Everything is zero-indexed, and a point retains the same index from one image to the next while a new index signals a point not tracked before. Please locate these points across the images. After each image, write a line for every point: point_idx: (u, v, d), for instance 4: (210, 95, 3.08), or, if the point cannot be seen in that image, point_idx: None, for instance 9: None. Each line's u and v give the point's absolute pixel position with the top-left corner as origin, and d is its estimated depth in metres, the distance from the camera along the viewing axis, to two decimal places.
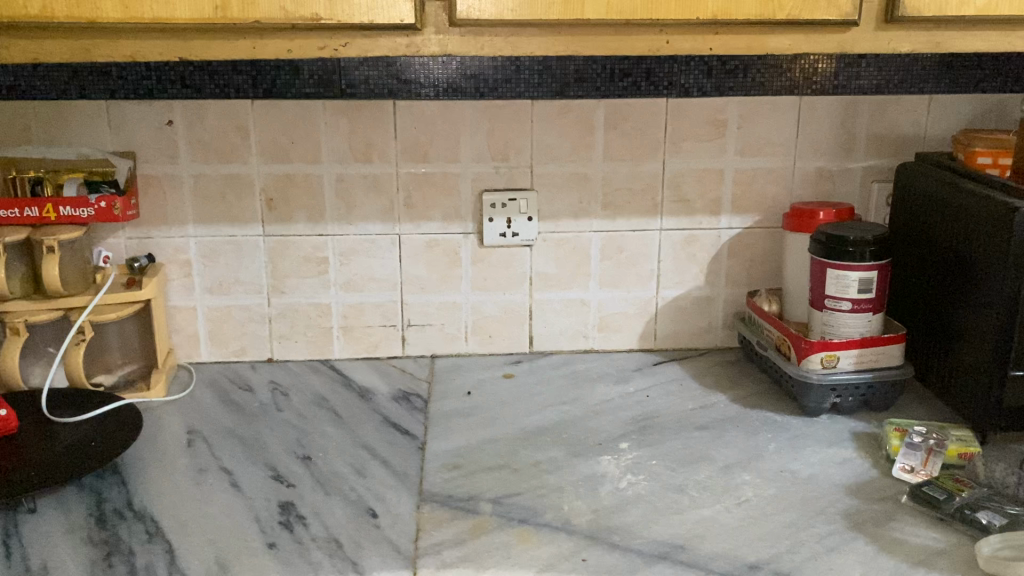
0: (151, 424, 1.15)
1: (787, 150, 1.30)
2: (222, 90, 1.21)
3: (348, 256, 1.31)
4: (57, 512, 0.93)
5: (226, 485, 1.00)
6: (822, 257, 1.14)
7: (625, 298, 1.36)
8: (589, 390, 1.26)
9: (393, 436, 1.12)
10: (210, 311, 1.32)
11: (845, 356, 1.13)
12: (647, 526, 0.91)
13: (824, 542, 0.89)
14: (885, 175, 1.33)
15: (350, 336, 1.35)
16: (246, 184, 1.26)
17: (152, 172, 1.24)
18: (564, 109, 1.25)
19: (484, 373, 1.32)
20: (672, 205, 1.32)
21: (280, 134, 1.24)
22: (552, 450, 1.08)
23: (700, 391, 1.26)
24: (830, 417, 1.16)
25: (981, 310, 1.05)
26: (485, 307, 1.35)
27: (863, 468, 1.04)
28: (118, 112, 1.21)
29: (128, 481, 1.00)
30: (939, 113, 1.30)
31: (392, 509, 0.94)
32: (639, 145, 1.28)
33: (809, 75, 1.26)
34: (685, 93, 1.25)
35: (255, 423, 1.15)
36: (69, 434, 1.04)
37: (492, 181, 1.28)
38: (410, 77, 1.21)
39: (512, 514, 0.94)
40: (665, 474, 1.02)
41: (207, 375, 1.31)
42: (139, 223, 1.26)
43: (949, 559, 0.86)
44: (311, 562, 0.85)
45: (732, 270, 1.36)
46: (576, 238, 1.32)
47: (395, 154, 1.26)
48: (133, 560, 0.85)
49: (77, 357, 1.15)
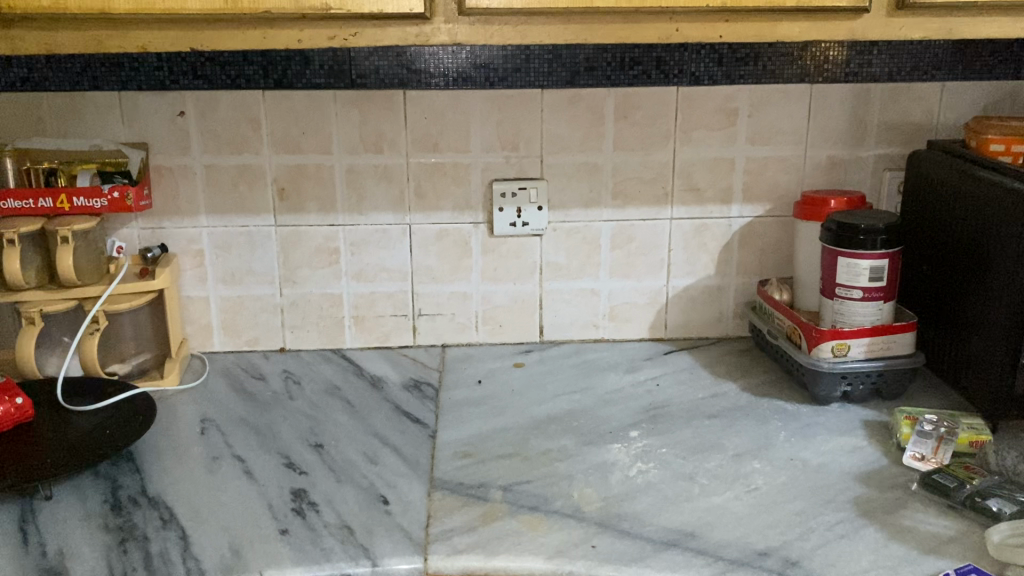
0: (165, 413, 1.16)
1: (798, 138, 1.30)
2: (233, 81, 1.22)
3: (359, 246, 1.31)
4: (73, 499, 0.95)
5: (239, 472, 1.01)
6: (833, 245, 1.13)
7: (636, 288, 1.36)
8: (600, 379, 1.26)
9: (403, 424, 1.13)
10: (223, 301, 1.33)
11: (855, 344, 1.13)
12: (657, 514, 0.91)
13: (833, 529, 0.89)
14: (896, 164, 1.32)
15: (361, 327, 1.36)
16: (258, 175, 1.26)
17: (165, 163, 1.25)
18: (575, 98, 1.25)
19: (495, 363, 1.32)
20: (683, 193, 1.31)
21: (292, 125, 1.24)
22: (563, 439, 1.08)
23: (710, 380, 1.26)
24: (841, 405, 1.16)
25: (993, 296, 1.05)
26: (496, 297, 1.36)
27: (874, 456, 1.04)
28: (130, 103, 1.22)
29: (143, 468, 1.01)
30: (951, 101, 1.29)
31: (403, 497, 0.95)
32: (649, 134, 1.28)
33: (820, 62, 1.25)
34: (695, 82, 1.26)
35: (268, 412, 1.16)
36: (84, 423, 1.05)
37: (502, 171, 1.29)
38: (421, 67, 1.22)
39: (523, 501, 0.94)
40: (675, 462, 1.02)
41: (219, 365, 1.32)
42: (152, 213, 1.27)
43: (960, 546, 0.86)
44: (323, 549, 0.86)
45: (743, 259, 1.36)
46: (587, 228, 1.32)
47: (406, 145, 1.26)
48: (148, 545, 0.87)
49: (93, 345, 1.16)
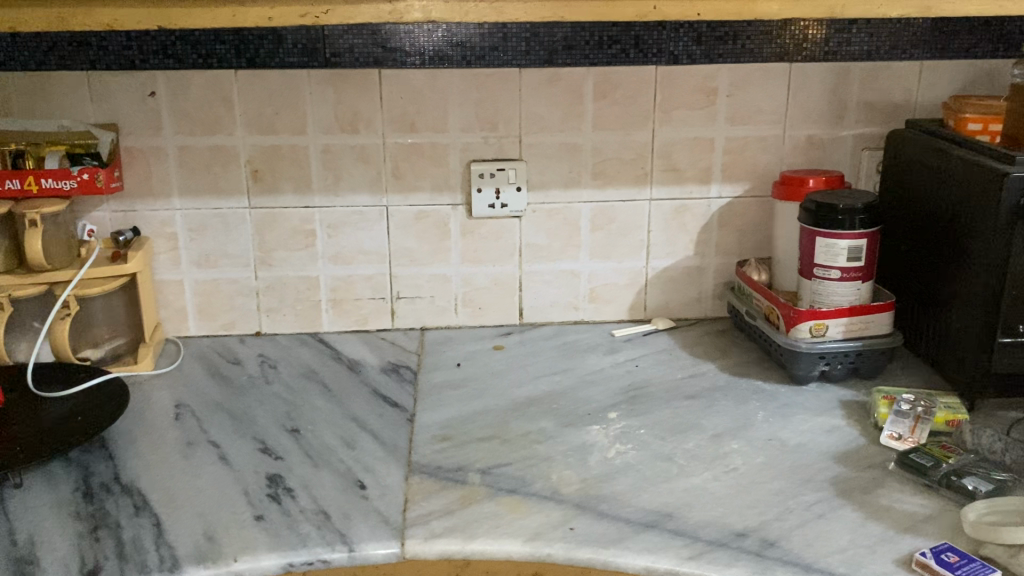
0: (139, 398, 1.15)
1: (778, 117, 1.29)
2: (205, 60, 1.19)
3: (336, 229, 1.30)
4: (44, 487, 0.93)
5: (214, 458, 1.00)
6: (811, 225, 1.13)
7: (616, 268, 1.36)
8: (581, 361, 1.25)
9: (382, 408, 1.12)
10: (198, 284, 1.31)
11: (833, 324, 1.13)
12: (636, 495, 0.91)
13: (812, 509, 0.89)
14: (876, 143, 1.32)
15: (339, 310, 1.34)
16: (231, 156, 1.24)
17: (135, 145, 1.23)
18: (554, 77, 1.24)
19: (475, 345, 1.31)
20: (663, 173, 1.31)
21: (265, 104, 1.22)
22: (542, 422, 1.08)
23: (689, 360, 1.25)
24: (819, 385, 1.16)
25: (971, 273, 1.04)
26: (476, 279, 1.34)
27: (852, 436, 1.04)
28: (99, 83, 1.19)
29: (116, 455, 1.00)
30: (931, 79, 1.28)
31: (381, 481, 0.94)
32: (630, 113, 1.27)
33: (799, 41, 1.25)
34: (674, 61, 1.25)
35: (245, 396, 1.15)
36: (57, 408, 1.04)
37: (481, 151, 1.27)
38: (396, 45, 1.21)
39: (501, 484, 0.94)
40: (654, 443, 1.02)
41: (195, 349, 1.30)
42: (123, 196, 1.25)
43: (936, 524, 0.86)
44: (299, 534, 0.85)
45: (723, 239, 1.35)
46: (567, 209, 1.31)
47: (383, 124, 1.24)
48: (121, 533, 0.85)
49: (64, 331, 1.14)
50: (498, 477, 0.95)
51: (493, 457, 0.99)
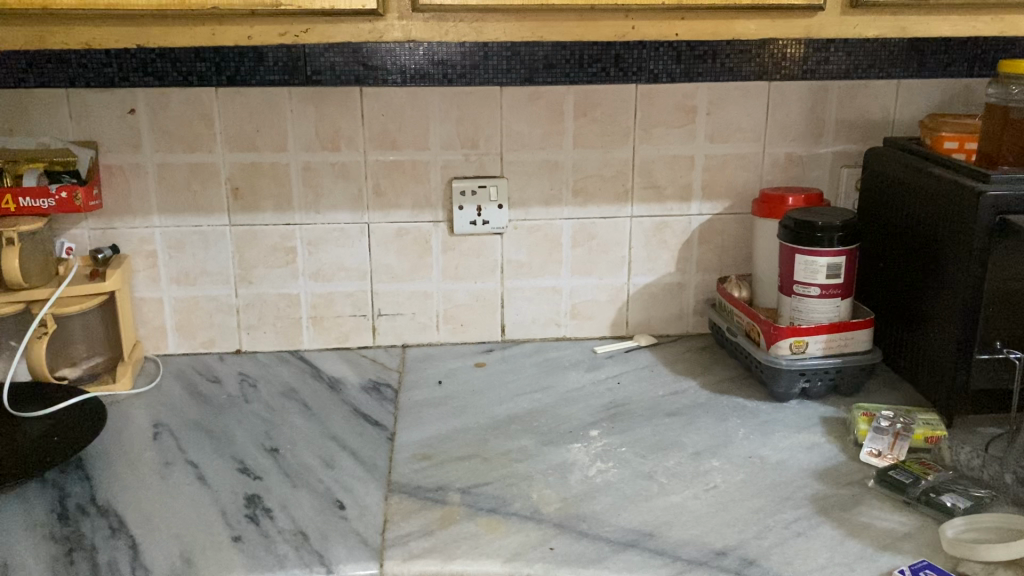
0: (117, 418, 1.14)
1: (757, 135, 1.30)
2: (185, 78, 1.19)
3: (316, 245, 1.29)
4: (18, 509, 0.92)
5: (192, 478, 0.99)
6: (791, 243, 1.14)
7: (598, 285, 1.36)
8: (562, 378, 1.25)
9: (362, 427, 1.11)
10: (177, 302, 1.30)
11: (813, 341, 1.14)
12: (616, 514, 0.91)
13: (791, 527, 0.89)
14: (854, 160, 1.33)
15: (320, 327, 1.34)
16: (211, 173, 1.24)
17: (115, 162, 1.22)
18: (534, 95, 1.24)
19: (456, 363, 1.31)
20: (643, 190, 1.31)
21: (245, 122, 1.22)
22: (523, 440, 1.07)
23: (670, 377, 1.26)
24: (799, 402, 1.17)
25: (947, 290, 1.05)
26: (457, 296, 1.34)
27: (831, 453, 1.04)
28: (79, 100, 1.19)
29: (92, 476, 0.99)
30: (907, 97, 1.30)
31: (359, 501, 0.94)
32: (610, 131, 1.27)
33: (778, 59, 1.26)
34: (653, 79, 1.25)
35: (223, 415, 1.14)
36: (33, 429, 1.03)
37: (462, 168, 1.27)
38: (377, 64, 1.21)
39: (481, 503, 0.93)
40: (635, 460, 1.02)
41: (174, 368, 1.29)
42: (102, 214, 1.25)
43: (914, 542, 0.86)
44: (276, 555, 0.85)
45: (704, 256, 1.36)
46: (548, 225, 1.32)
47: (364, 141, 1.25)
48: (96, 556, 0.84)
49: (41, 349, 1.13)
50: (475, 497, 0.94)
51: (474, 475, 0.99)
